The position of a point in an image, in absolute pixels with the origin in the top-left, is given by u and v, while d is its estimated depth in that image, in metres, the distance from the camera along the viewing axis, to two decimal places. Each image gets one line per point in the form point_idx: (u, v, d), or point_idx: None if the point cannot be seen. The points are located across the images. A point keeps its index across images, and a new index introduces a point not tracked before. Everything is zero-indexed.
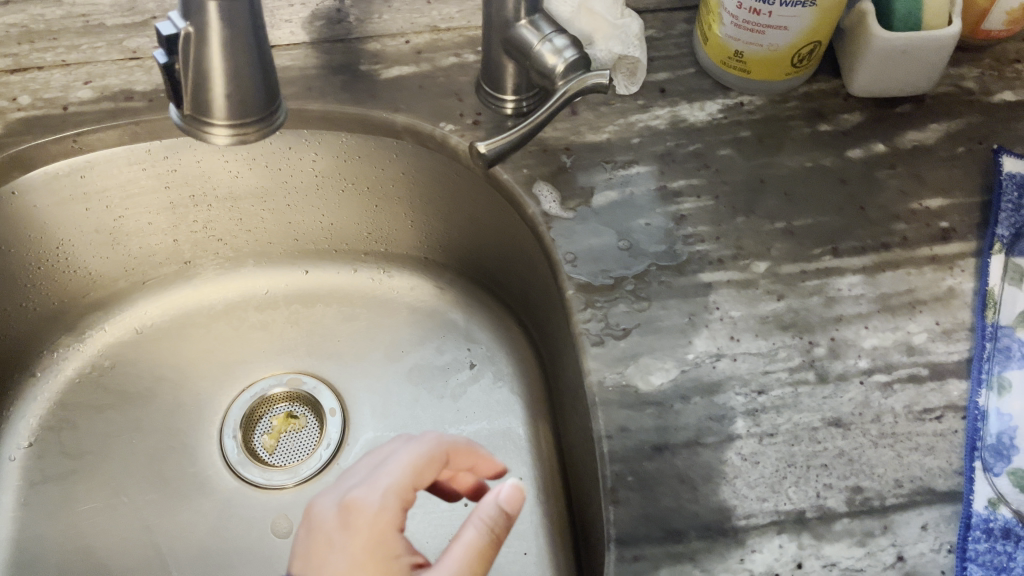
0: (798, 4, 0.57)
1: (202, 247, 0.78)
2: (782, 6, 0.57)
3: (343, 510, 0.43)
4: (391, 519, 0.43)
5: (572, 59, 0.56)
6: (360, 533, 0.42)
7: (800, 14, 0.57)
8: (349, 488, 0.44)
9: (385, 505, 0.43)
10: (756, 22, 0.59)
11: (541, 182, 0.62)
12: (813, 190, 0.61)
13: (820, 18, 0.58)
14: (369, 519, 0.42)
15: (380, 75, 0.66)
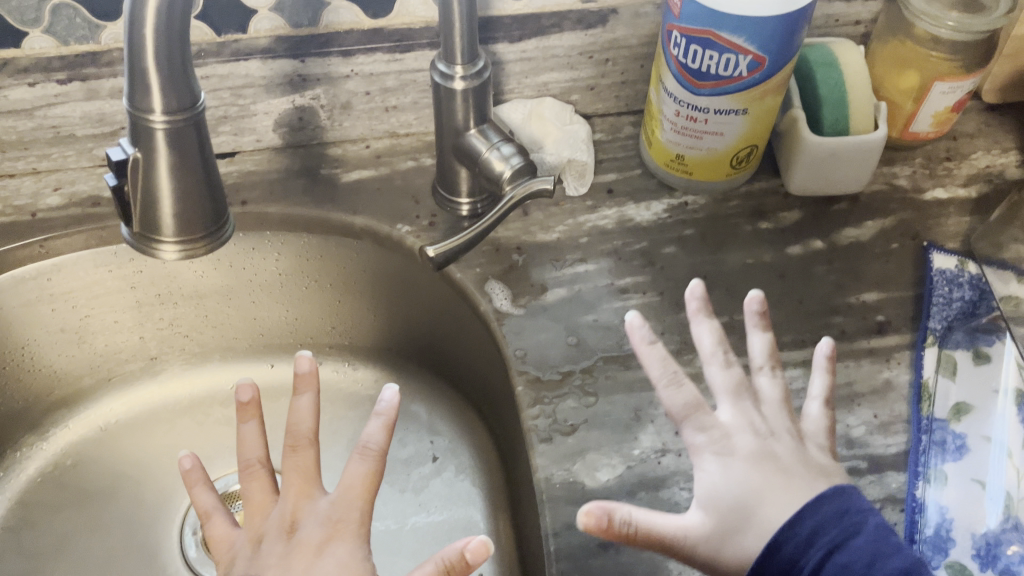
0: (732, 111, 0.60)
1: (168, 343, 0.78)
2: (717, 114, 0.60)
3: (327, 526, 0.50)
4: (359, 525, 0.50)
5: (517, 166, 0.60)
6: (345, 547, 0.49)
7: (735, 121, 0.61)
8: (327, 507, 0.51)
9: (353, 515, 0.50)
10: (694, 128, 0.62)
11: (494, 280, 0.64)
12: (754, 286, 0.63)
13: (753, 125, 0.61)
14: (349, 531, 0.49)
15: (340, 179, 0.69)
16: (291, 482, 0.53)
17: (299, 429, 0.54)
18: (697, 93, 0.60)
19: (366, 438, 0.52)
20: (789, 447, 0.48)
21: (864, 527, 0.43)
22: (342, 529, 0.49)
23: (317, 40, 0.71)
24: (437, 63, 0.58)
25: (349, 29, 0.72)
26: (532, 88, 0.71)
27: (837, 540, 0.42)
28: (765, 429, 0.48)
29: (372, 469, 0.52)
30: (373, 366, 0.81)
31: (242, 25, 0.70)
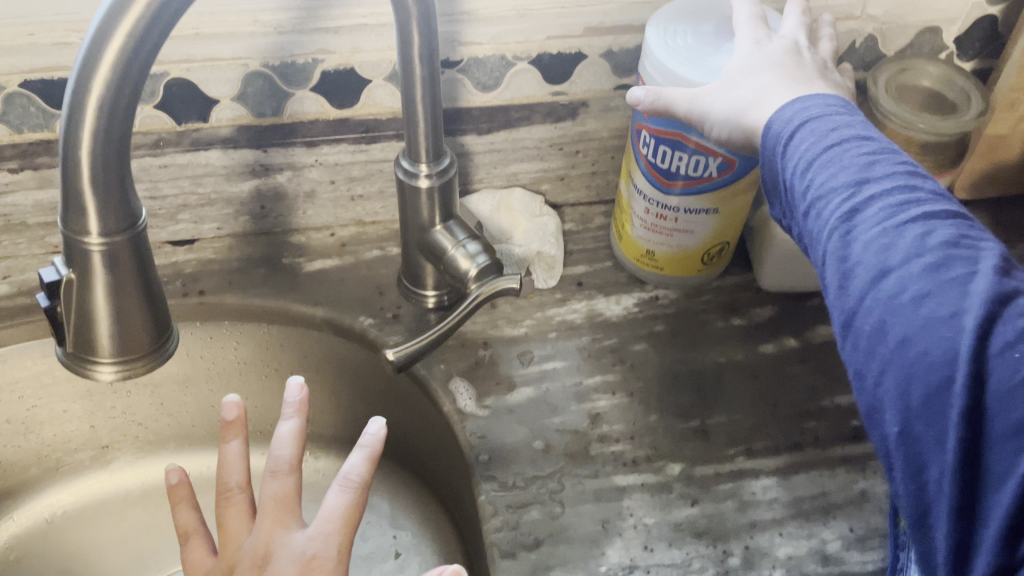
0: (702, 211, 0.59)
1: (121, 431, 0.75)
2: (687, 213, 0.59)
3: (301, 563, 0.48)
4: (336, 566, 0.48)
5: (483, 265, 0.58)
6: None
7: (704, 220, 0.60)
8: (303, 543, 0.49)
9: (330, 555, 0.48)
10: (664, 225, 0.61)
11: (458, 377, 0.62)
12: (726, 387, 0.62)
13: (723, 222, 0.60)
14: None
15: (303, 268, 0.67)
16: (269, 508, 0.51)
17: (278, 458, 0.52)
18: (668, 193, 0.58)
19: (351, 473, 0.50)
20: (809, 63, 0.49)
21: (866, 197, 0.40)
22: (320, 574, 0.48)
23: (282, 130, 0.63)
24: (402, 159, 0.57)
25: (315, 120, 0.63)
26: (501, 178, 0.69)
27: (881, 219, 0.40)
28: (794, 47, 0.50)
29: (355, 508, 0.50)
30: (336, 455, 0.76)
31: (204, 113, 0.61)
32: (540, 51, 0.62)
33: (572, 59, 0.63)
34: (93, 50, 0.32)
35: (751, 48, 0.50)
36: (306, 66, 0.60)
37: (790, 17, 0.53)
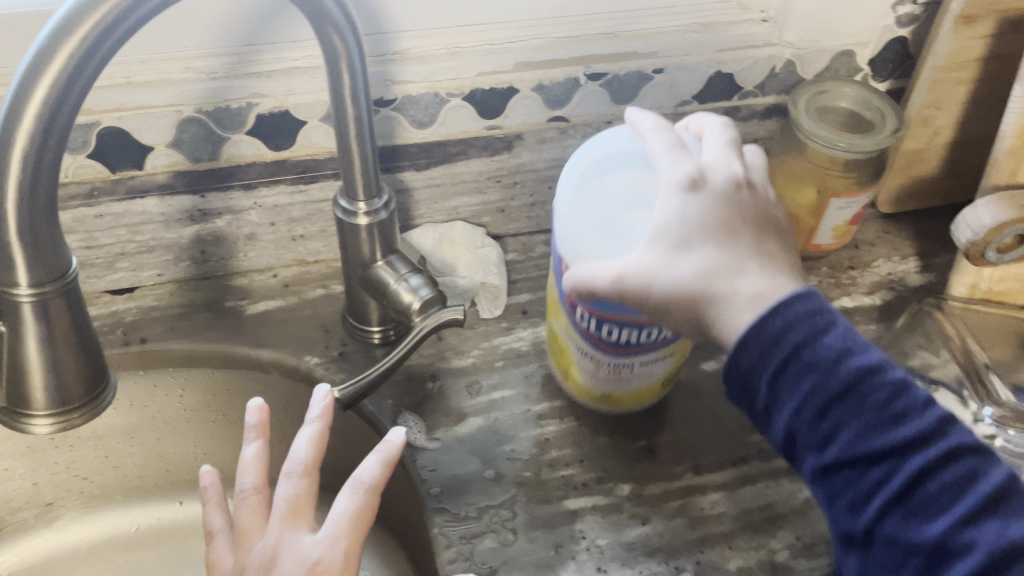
0: (656, 359, 0.55)
1: (65, 487, 0.73)
2: (641, 364, 0.55)
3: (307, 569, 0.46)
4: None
5: (426, 297, 0.59)
6: None
7: (661, 361, 0.56)
8: (312, 549, 0.47)
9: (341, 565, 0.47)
10: (617, 376, 0.57)
11: (407, 412, 0.62)
12: (671, 406, 0.63)
13: (678, 357, 0.57)
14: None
15: (246, 311, 0.67)
16: (280, 513, 0.49)
17: (297, 459, 0.50)
18: (619, 356, 0.54)
19: (365, 474, 0.49)
20: (751, 192, 0.48)
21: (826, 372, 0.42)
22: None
23: (217, 175, 0.63)
24: (339, 199, 0.57)
25: (252, 162, 0.63)
26: (441, 213, 0.70)
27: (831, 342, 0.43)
28: (740, 179, 0.48)
29: (367, 513, 0.49)
30: None
31: (139, 162, 0.61)
32: (473, 87, 0.63)
33: (504, 94, 0.64)
34: (17, 105, 0.33)
35: (710, 237, 0.45)
36: (241, 111, 0.60)
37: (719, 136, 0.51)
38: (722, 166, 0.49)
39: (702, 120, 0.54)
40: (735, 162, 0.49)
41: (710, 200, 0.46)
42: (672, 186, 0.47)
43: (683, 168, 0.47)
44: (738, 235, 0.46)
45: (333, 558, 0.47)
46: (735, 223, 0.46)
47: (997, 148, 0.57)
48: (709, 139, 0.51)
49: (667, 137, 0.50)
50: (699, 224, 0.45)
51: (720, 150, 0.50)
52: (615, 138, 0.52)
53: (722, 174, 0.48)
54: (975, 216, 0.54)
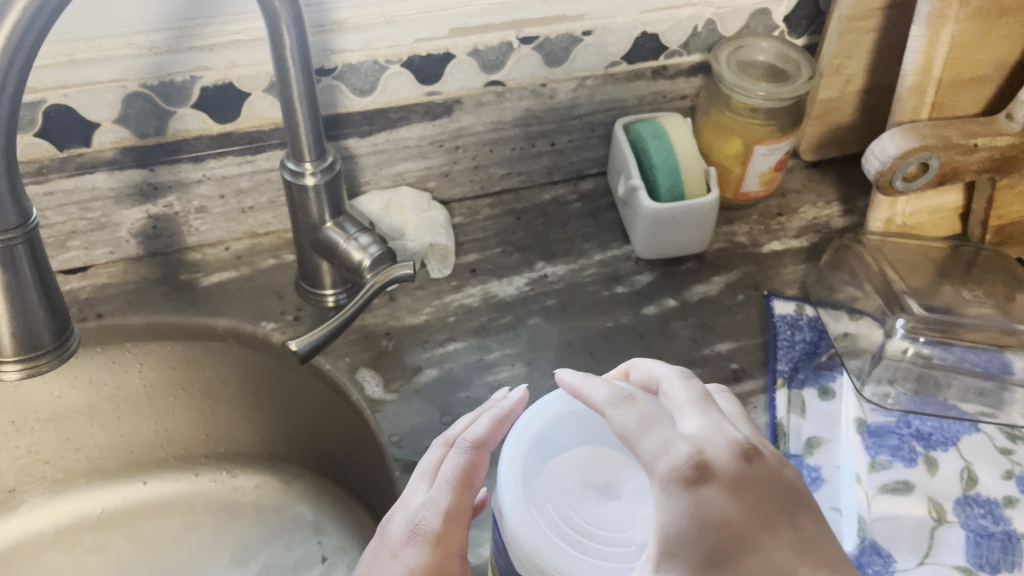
0: None
1: (27, 472, 0.74)
2: None
3: (409, 528, 0.46)
4: (444, 543, 0.45)
5: (376, 254, 0.61)
6: (417, 554, 0.44)
7: None
8: (421, 508, 0.46)
9: (435, 526, 0.45)
10: None
11: (365, 368, 0.64)
12: (616, 348, 0.66)
13: None
14: (444, 540, 0.45)
15: (200, 283, 0.70)
16: (419, 477, 0.49)
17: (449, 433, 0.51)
18: None
19: (476, 432, 0.48)
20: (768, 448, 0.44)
21: None
22: (441, 534, 0.45)
23: (165, 149, 0.65)
24: (287, 161, 0.59)
25: (199, 136, 0.65)
26: (387, 179, 0.73)
27: None
28: (745, 441, 0.42)
29: (478, 471, 0.47)
30: (253, 471, 0.77)
31: (85, 139, 0.62)
32: (410, 54, 0.65)
33: (441, 60, 0.67)
34: None
35: (745, 545, 0.40)
36: (185, 84, 0.62)
37: (693, 391, 0.45)
38: (692, 425, 0.43)
39: (653, 366, 0.48)
40: (726, 423, 0.43)
41: (715, 495, 0.40)
42: (665, 474, 0.40)
43: (658, 443, 0.41)
44: (756, 526, 0.40)
45: (435, 510, 0.45)
46: (743, 494, 0.41)
47: (901, 86, 0.62)
48: (671, 392, 0.45)
49: (636, 407, 0.43)
50: (701, 523, 0.39)
51: (680, 407, 0.44)
52: (561, 403, 0.45)
53: (706, 433, 0.42)
54: (883, 147, 0.59)
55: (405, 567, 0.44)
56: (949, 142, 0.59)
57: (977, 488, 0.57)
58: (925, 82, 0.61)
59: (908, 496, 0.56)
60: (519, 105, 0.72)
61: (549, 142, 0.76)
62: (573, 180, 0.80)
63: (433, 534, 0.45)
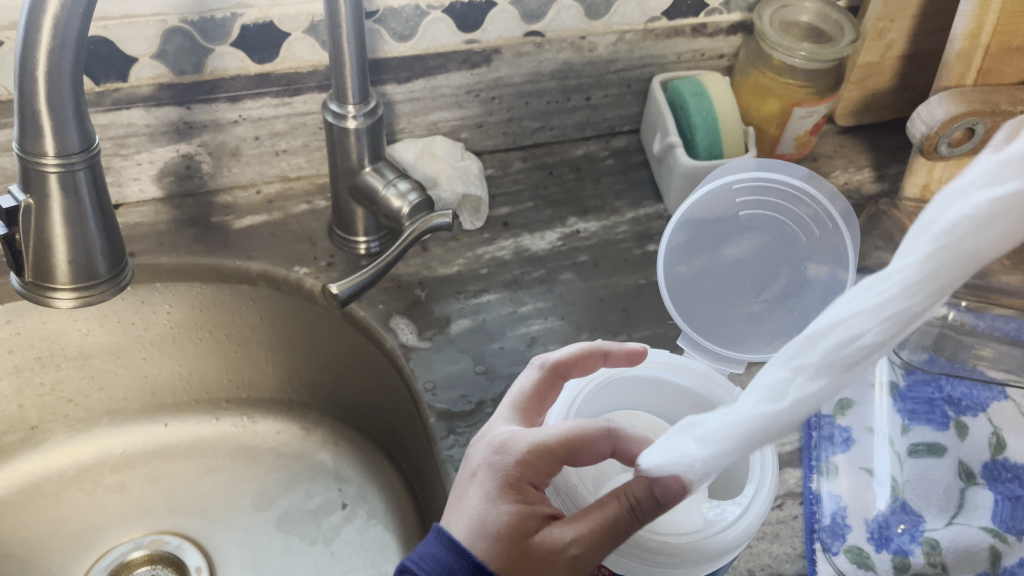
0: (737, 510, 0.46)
1: (50, 410, 0.72)
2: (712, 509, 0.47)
3: (494, 447, 0.45)
4: (523, 475, 0.44)
5: (415, 202, 0.61)
6: (489, 477, 0.44)
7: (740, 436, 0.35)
8: (509, 434, 0.46)
9: (519, 453, 0.44)
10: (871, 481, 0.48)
11: (398, 316, 0.64)
12: (648, 305, 0.66)
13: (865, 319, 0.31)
14: (520, 475, 0.43)
15: (231, 226, 0.70)
16: (519, 403, 0.48)
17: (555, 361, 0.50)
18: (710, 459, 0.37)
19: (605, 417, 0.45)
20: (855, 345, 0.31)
21: None
22: (525, 476, 0.44)
23: (203, 87, 0.64)
24: (329, 103, 0.59)
25: (236, 76, 0.64)
26: (422, 127, 0.72)
27: None
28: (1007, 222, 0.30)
29: (597, 450, 0.45)
30: (273, 417, 0.76)
31: (123, 74, 0.61)
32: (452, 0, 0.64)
33: (483, 8, 0.65)
34: None
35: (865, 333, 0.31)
36: (226, 21, 0.61)
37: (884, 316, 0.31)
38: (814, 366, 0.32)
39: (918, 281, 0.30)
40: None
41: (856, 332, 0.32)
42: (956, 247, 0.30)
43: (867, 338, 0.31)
44: None
45: (519, 442, 0.44)
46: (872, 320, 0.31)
47: (948, 51, 0.63)
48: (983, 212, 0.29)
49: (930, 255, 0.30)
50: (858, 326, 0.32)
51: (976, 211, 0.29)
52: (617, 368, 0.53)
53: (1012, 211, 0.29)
54: (930, 111, 0.61)
55: (478, 487, 0.44)
56: (998, 108, 0.60)
57: (1006, 453, 0.56)
58: (972, 48, 0.62)
59: (938, 458, 0.56)
60: (558, 57, 0.71)
61: (585, 97, 0.75)
62: (604, 136, 0.79)
63: (516, 471, 0.43)
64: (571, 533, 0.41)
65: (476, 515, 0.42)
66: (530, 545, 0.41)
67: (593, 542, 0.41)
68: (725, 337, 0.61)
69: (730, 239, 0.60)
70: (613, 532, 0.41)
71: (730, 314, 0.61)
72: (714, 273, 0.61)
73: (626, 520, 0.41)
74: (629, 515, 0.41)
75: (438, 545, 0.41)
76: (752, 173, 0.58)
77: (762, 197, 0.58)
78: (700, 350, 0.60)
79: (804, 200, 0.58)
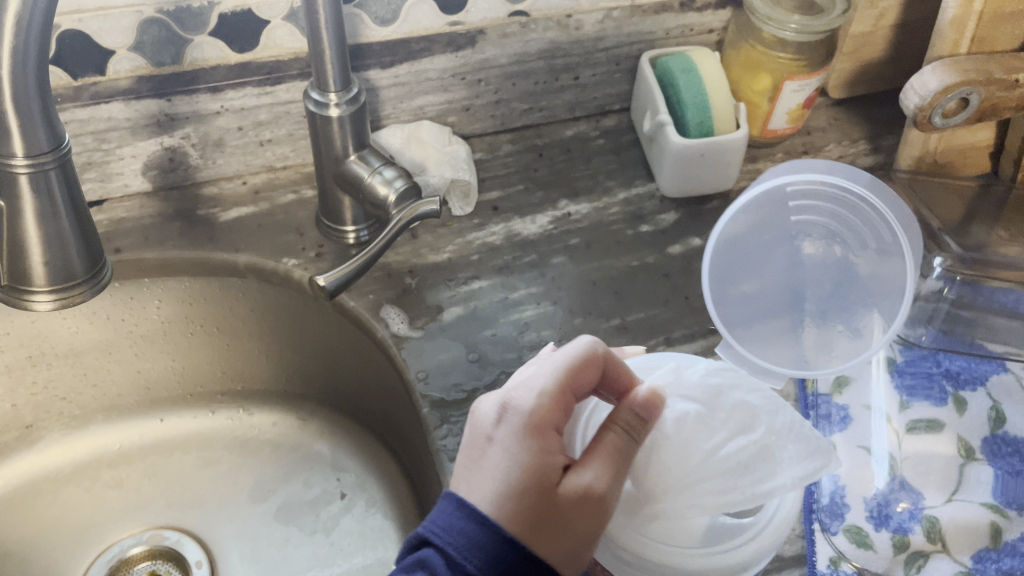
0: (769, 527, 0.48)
1: (44, 409, 0.72)
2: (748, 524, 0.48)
3: (501, 405, 0.45)
4: (545, 414, 0.44)
5: (402, 189, 0.60)
6: (511, 436, 0.43)
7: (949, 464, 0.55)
8: (508, 390, 0.45)
9: (537, 401, 0.44)
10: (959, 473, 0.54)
11: (389, 305, 0.63)
12: (641, 287, 0.65)
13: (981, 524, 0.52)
14: (538, 422, 0.43)
15: (218, 218, 0.69)
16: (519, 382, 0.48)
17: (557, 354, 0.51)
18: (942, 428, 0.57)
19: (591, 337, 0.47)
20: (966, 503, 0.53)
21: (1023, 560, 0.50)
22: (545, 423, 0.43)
23: (183, 78, 0.63)
24: (311, 92, 0.58)
25: (216, 66, 0.63)
26: (408, 112, 0.71)
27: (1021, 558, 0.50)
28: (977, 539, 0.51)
29: (589, 375, 0.46)
30: (269, 409, 0.76)
31: (100, 67, 0.60)
32: None
33: None
34: None
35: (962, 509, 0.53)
36: (203, 10, 0.60)
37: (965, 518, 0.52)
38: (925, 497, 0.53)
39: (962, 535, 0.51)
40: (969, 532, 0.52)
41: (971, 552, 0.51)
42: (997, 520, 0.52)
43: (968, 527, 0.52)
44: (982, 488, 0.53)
45: (529, 391, 0.45)
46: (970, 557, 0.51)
47: (941, 19, 0.61)
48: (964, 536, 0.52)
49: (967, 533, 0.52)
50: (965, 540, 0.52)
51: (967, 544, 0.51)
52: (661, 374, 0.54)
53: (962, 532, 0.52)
54: (924, 82, 0.59)
55: (501, 449, 0.43)
56: (992, 77, 0.59)
57: (1005, 428, 0.56)
58: (966, 15, 0.61)
59: (937, 434, 0.56)
60: (544, 36, 0.70)
61: (573, 76, 0.74)
62: (595, 116, 0.78)
63: (536, 418, 0.43)
64: (593, 472, 0.42)
65: (501, 477, 0.42)
66: (558, 495, 0.41)
67: (612, 476, 0.42)
68: (743, 333, 0.60)
69: (780, 243, 0.62)
70: (622, 459, 0.43)
71: (742, 311, 0.61)
72: (739, 282, 0.61)
73: (627, 446, 0.44)
74: (627, 437, 0.44)
75: (466, 520, 0.40)
76: (809, 176, 0.60)
77: (809, 200, 0.61)
78: (742, 360, 0.59)
79: (830, 195, 0.60)
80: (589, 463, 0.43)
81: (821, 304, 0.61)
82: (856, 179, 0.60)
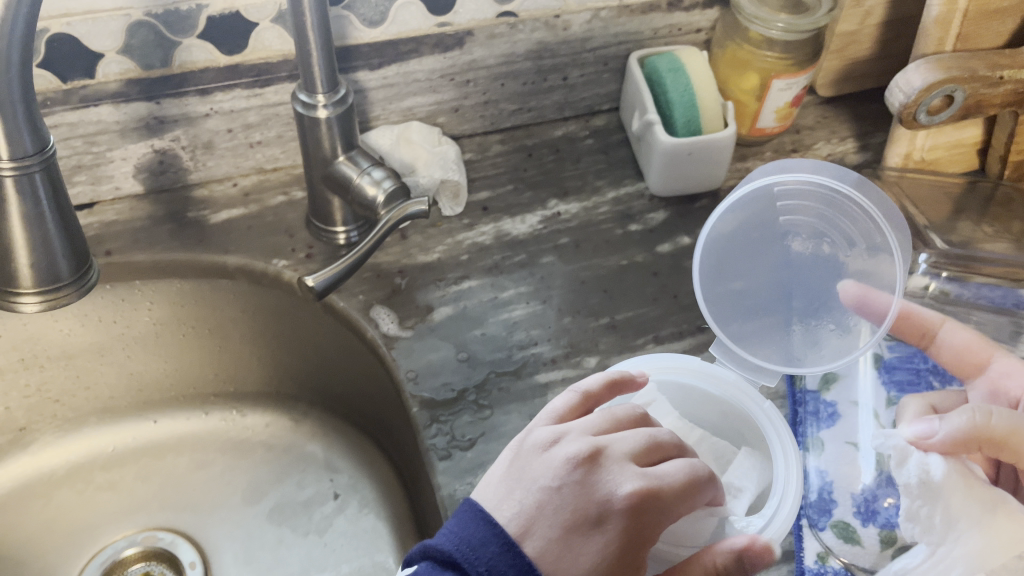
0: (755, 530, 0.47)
1: (37, 411, 0.72)
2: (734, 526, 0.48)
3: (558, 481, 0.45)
4: (602, 504, 0.44)
5: (391, 189, 0.60)
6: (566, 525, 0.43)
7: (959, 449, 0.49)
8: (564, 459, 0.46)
9: (599, 493, 0.44)
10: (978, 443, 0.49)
11: (379, 306, 0.64)
12: (630, 286, 0.66)
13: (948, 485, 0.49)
14: (594, 514, 0.43)
15: (208, 220, 0.69)
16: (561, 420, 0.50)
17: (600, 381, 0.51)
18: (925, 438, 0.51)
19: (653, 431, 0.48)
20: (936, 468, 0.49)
21: None
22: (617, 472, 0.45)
23: (172, 81, 0.63)
24: (299, 93, 0.58)
25: (205, 68, 0.63)
26: (397, 113, 0.71)
27: None
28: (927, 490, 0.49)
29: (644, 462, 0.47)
30: (263, 410, 0.76)
31: (89, 70, 0.60)
32: None
33: None
34: None
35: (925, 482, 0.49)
36: (191, 13, 0.60)
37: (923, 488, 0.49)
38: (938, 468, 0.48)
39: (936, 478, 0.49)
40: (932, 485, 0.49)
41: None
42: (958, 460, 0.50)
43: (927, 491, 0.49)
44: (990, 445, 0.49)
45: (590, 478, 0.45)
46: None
47: (926, 17, 0.62)
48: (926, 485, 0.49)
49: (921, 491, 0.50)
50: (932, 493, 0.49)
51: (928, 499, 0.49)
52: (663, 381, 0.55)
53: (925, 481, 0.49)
54: (908, 79, 0.60)
55: (551, 528, 0.43)
56: (976, 74, 0.60)
57: None
58: (951, 12, 0.61)
59: None
60: (532, 37, 0.70)
61: (562, 76, 0.74)
62: (584, 116, 0.79)
63: (606, 468, 0.45)
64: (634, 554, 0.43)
65: (557, 560, 0.42)
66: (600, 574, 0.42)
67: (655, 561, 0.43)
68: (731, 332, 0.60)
69: (772, 247, 0.61)
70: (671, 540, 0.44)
71: (725, 300, 0.60)
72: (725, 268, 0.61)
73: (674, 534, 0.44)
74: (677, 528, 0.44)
75: (486, 558, 0.42)
76: (798, 177, 0.60)
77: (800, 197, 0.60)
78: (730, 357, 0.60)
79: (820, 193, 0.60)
80: (637, 543, 0.43)
81: (812, 315, 0.61)
82: (844, 177, 0.59)
